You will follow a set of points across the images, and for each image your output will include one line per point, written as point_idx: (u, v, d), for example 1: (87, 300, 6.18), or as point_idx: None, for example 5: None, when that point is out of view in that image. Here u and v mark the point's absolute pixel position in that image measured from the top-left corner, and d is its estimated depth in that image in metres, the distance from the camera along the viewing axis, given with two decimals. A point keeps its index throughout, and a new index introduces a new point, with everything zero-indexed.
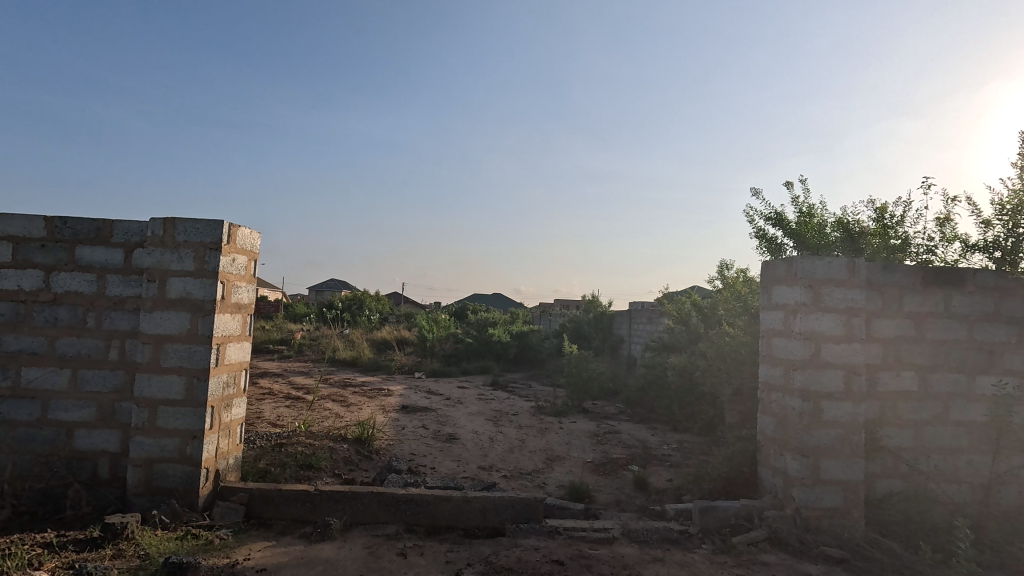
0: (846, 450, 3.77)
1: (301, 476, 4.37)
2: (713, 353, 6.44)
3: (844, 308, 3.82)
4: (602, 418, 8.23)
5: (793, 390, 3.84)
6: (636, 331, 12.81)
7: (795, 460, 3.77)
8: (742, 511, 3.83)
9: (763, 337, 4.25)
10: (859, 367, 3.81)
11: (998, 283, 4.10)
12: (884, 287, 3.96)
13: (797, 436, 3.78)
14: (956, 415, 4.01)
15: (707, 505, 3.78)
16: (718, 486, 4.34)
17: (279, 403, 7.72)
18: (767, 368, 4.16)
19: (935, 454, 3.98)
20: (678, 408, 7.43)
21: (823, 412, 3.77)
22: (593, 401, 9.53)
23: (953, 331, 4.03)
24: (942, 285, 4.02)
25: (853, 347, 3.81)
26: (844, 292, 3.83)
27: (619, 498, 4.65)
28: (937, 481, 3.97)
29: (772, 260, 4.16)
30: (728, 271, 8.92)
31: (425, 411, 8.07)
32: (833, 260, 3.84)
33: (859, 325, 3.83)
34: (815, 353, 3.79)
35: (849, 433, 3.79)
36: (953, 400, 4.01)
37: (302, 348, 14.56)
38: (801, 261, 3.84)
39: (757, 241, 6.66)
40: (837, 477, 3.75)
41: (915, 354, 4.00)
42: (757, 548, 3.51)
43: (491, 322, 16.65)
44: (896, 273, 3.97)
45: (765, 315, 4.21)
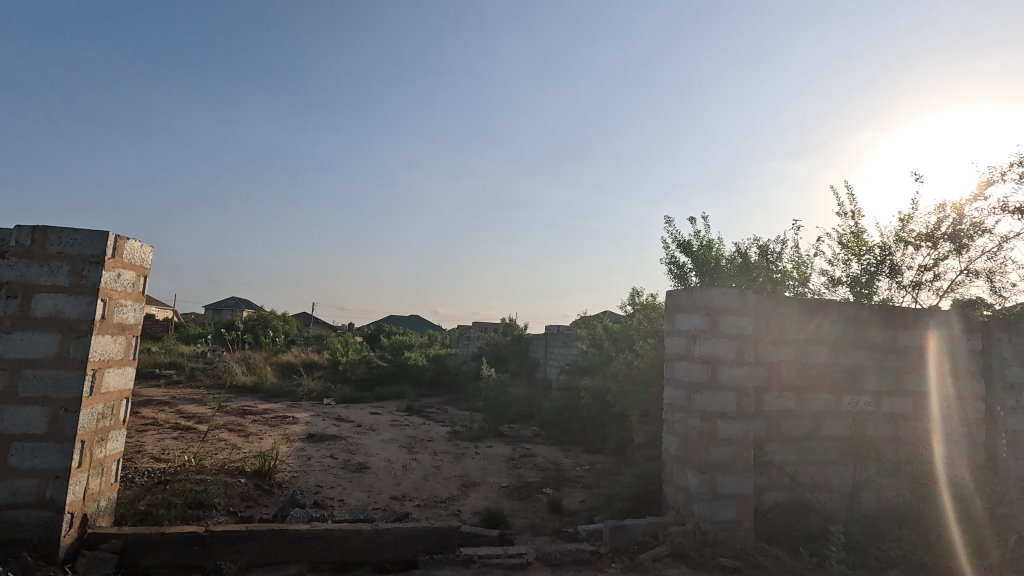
0: (739, 465, 4.11)
1: (190, 516, 3.94)
2: (623, 376, 6.77)
3: (736, 334, 4.22)
4: (517, 441, 8.29)
5: (693, 411, 4.13)
6: (552, 354, 13.15)
7: (695, 477, 4.04)
8: (649, 528, 4.00)
9: (667, 361, 4.55)
10: (749, 389, 4.20)
11: (862, 314, 4.70)
12: (770, 316, 4.42)
13: (698, 454, 4.06)
14: (826, 431, 4.52)
15: (617, 524, 3.93)
16: (628, 506, 4.52)
17: (165, 435, 6.92)
18: (671, 390, 4.45)
19: (811, 466, 4.45)
20: (591, 430, 7.70)
21: (719, 431, 4.09)
22: (509, 425, 9.59)
23: (824, 357, 4.57)
24: (815, 315, 4.56)
25: (744, 370, 4.20)
26: (737, 320, 4.22)
27: (533, 522, 4.68)
28: (812, 491, 4.42)
29: (675, 288, 4.49)
30: (637, 298, 9.53)
31: (334, 440, 7.63)
32: (727, 291, 4.23)
33: (748, 350, 4.24)
34: (712, 376, 4.12)
35: (741, 450, 4.13)
36: (825, 417, 4.52)
37: (195, 373, 13.25)
38: (700, 291, 4.20)
39: (668, 266, 7.13)
40: (731, 491, 4.06)
41: (795, 376, 4.49)
42: (661, 563, 3.69)
43: (407, 345, 16.26)
44: (778, 303, 4.45)
45: (669, 340, 4.52)
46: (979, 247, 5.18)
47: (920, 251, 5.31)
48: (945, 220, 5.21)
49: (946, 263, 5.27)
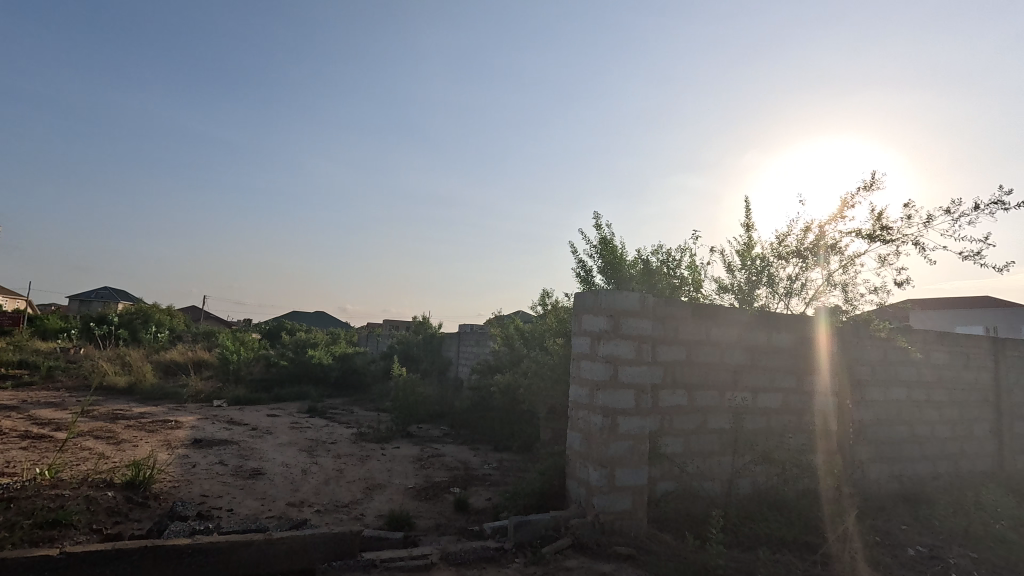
0: (636, 458, 4.38)
1: (41, 537, 3.43)
2: (531, 374, 6.93)
3: (636, 335, 4.50)
4: (426, 441, 8.18)
5: (595, 407, 4.34)
6: (464, 353, 13.14)
7: (596, 471, 4.24)
8: (551, 522, 4.14)
9: (574, 360, 4.73)
10: (646, 386, 4.50)
11: (744, 318, 5.21)
12: (666, 319, 4.76)
13: (599, 449, 4.27)
14: (711, 424, 4.95)
15: (521, 519, 4.02)
16: (532, 501, 4.64)
17: (11, 445, 5.97)
18: (576, 388, 4.63)
19: (697, 457, 4.85)
20: (500, 428, 7.80)
21: (619, 426, 4.33)
22: (418, 425, 9.43)
23: (711, 356, 5.01)
24: (705, 318, 4.98)
25: (642, 368, 4.49)
26: (637, 321, 4.50)
27: (439, 522, 4.65)
28: (698, 480, 4.82)
29: (582, 291, 4.68)
30: (548, 299, 9.82)
31: (224, 445, 7.03)
32: (629, 295, 4.50)
33: (646, 350, 4.54)
34: (614, 375, 4.36)
35: (638, 443, 4.41)
36: (711, 412, 4.96)
37: (53, 373, 11.57)
38: (605, 293, 4.42)
39: (576, 269, 7.41)
40: (627, 483, 4.31)
41: (686, 374, 4.87)
42: (562, 555, 3.83)
43: (312, 343, 15.41)
44: (674, 307, 4.81)
45: (575, 340, 4.70)
46: (837, 264, 5.88)
47: (790, 265, 6.00)
48: (810, 238, 5.91)
49: (811, 276, 5.97)
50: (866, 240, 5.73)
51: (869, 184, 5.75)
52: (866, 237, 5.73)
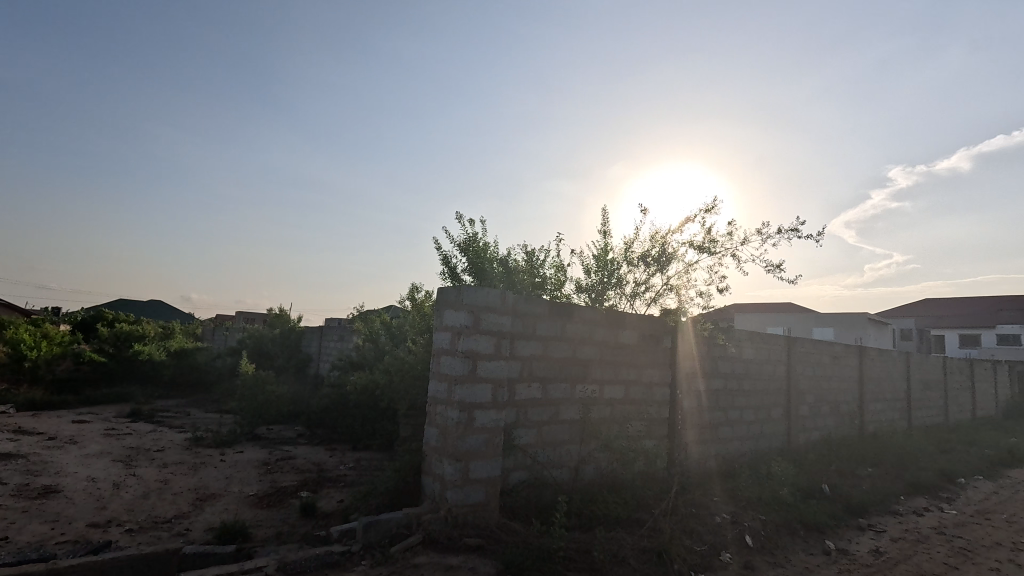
0: (490, 450, 4.48)
1: None
2: (394, 370, 6.75)
3: (495, 331, 4.61)
4: (275, 444, 7.54)
5: (452, 402, 4.35)
6: (326, 349, 12.38)
7: (451, 465, 4.26)
8: (403, 520, 4.06)
9: (434, 355, 4.70)
10: (503, 380, 4.64)
11: (594, 316, 5.62)
12: (524, 315, 4.96)
13: (454, 443, 4.29)
14: (562, 415, 5.26)
15: (370, 520, 3.88)
16: (385, 500, 4.51)
17: None
18: (435, 383, 4.60)
19: (548, 447, 5.12)
20: (359, 426, 7.47)
21: (475, 420, 4.40)
22: (268, 427, 8.66)
23: (565, 352, 5.33)
24: (560, 316, 5.28)
25: (500, 363, 4.62)
26: (497, 317, 4.62)
27: (280, 530, 4.30)
28: (548, 468, 5.09)
29: (445, 286, 4.67)
30: (416, 293, 9.66)
31: (4, 460, 5.74)
32: (490, 291, 4.60)
33: (504, 346, 4.68)
34: (472, 369, 4.41)
35: (493, 436, 4.52)
36: (562, 403, 5.27)
37: None
38: (467, 289, 4.45)
39: (443, 265, 7.38)
40: (481, 475, 4.40)
41: (541, 368, 5.12)
42: (411, 553, 3.78)
43: (141, 336, 13.38)
44: (532, 304, 5.02)
45: (436, 335, 4.67)
46: (675, 271, 6.64)
47: (637, 269, 6.63)
48: (655, 246, 6.58)
49: (653, 280, 6.66)
50: (697, 251, 6.55)
51: (708, 207, 6.65)
52: (698, 248, 6.55)
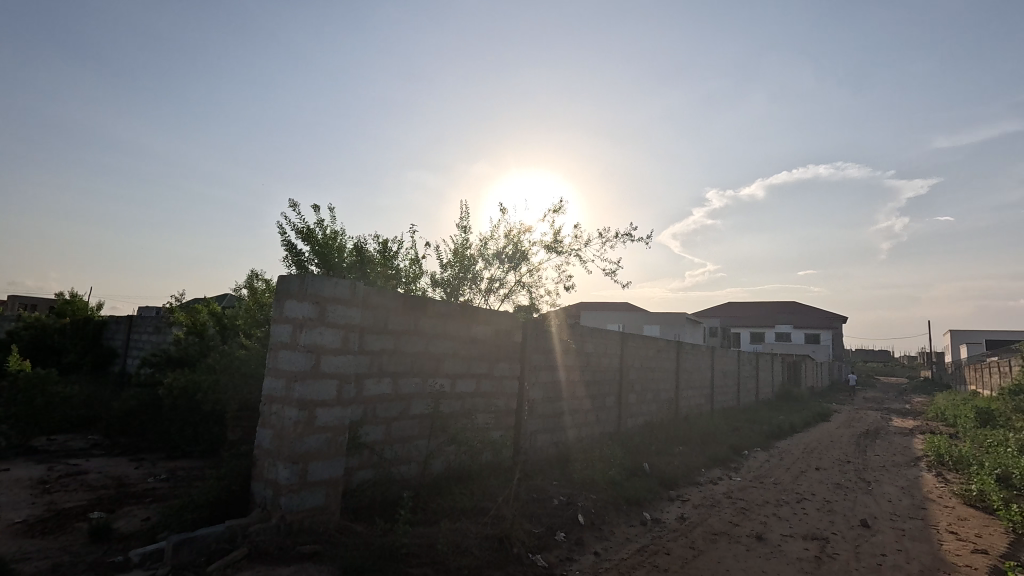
0: (332, 450, 4.22)
1: None
2: (222, 367, 5.99)
3: (343, 324, 4.35)
4: (58, 457, 6.19)
5: (291, 401, 4.00)
6: (136, 342, 10.53)
7: (286, 469, 3.91)
8: (225, 533, 3.62)
9: (270, 350, 4.27)
10: (349, 376, 4.40)
11: (449, 310, 5.63)
12: (376, 308, 4.77)
13: (291, 444, 3.95)
14: (413, 410, 5.17)
15: (183, 538, 3.39)
16: (205, 513, 3.98)
17: None
18: (270, 380, 4.18)
19: (397, 443, 4.99)
20: (176, 431, 6.49)
21: (316, 419, 4.10)
22: (48, 437, 7.07)
23: (418, 346, 5.25)
24: (414, 309, 5.19)
25: (347, 358, 4.37)
26: (345, 309, 4.37)
27: (57, 562, 3.53)
28: (395, 465, 4.97)
29: (286, 274, 4.26)
30: (254, 281, 8.71)
31: None
32: (339, 282, 4.33)
33: (353, 340, 4.44)
34: (315, 365, 4.11)
35: (336, 435, 4.26)
36: (413, 398, 5.18)
37: None
38: (312, 278, 4.12)
39: (285, 252, 6.77)
40: (321, 477, 4.12)
41: (392, 363, 4.97)
42: (234, 569, 3.39)
43: None
44: (384, 297, 4.85)
45: (274, 328, 4.24)
46: (526, 269, 6.96)
47: (492, 265, 6.82)
48: (509, 244, 6.84)
49: (506, 277, 6.91)
50: (547, 252, 6.95)
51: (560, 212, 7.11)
52: (547, 249, 6.95)
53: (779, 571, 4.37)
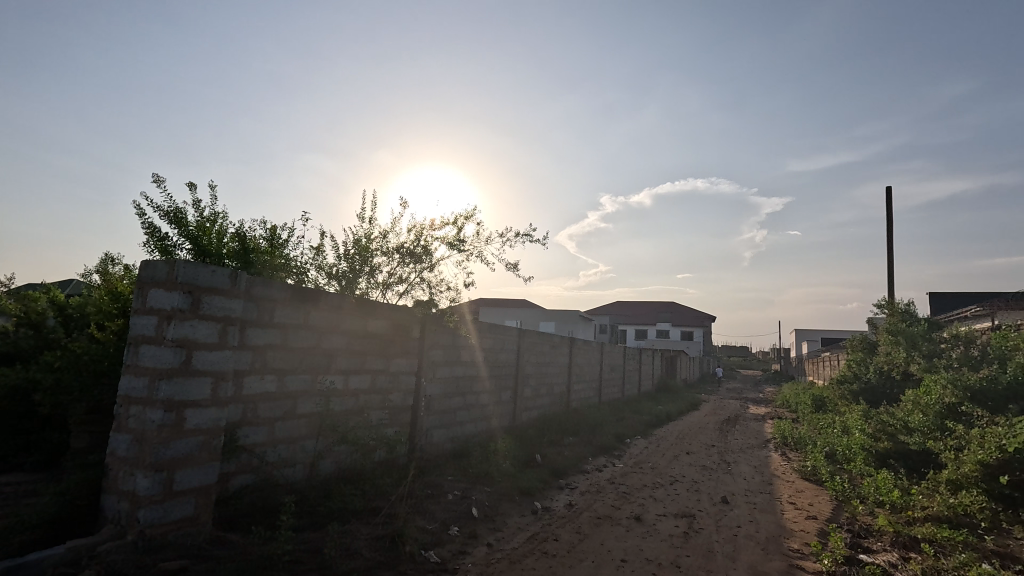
0: (204, 455, 3.82)
1: None
2: (64, 364, 5.14)
3: (220, 316, 3.96)
4: None
5: (154, 401, 3.55)
6: None
7: (146, 478, 3.48)
8: (65, 556, 3.12)
9: (129, 345, 3.75)
10: (227, 373, 4.01)
11: (343, 303, 5.35)
12: (260, 300, 4.41)
13: (153, 451, 3.51)
14: (300, 409, 4.85)
15: (8, 566, 2.86)
16: (38, 535, 3.40)
17: None
18: (129, 378, 3.68)
19: (281, 445, 4.66)
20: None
21: (185, 421, 3.69)
22: None
23: (307, 341, 4.94)
24: (304, 302, 4.87)
25: (224, 354, 3.99)
26: (223, 300, 3.98)
27: None
28: (279, 468, 4.63)
29: (151, 259, 3.76)
30: (108, 266, 7.59)
31: None
32: (216, 270, 3.93)
33: (232, 334, 4.06)
34: (186, 361, 3.69)
35: (209, 438, 3.87)
36: (300, 396, 4.86)
37: None
38: (184, 265, 3.69)
39: (148, 235, 5.98)
40: (190, 485, 3.72)
41: (277, 359, 4.62)
42: None
43: None
44: (270, 288, 4.51)
45: (135, 320, 3.73)
46: (427, 264, 6.86)
47: (391, 259, 6.63)
48: (411, 238, 6.69)
49: (406, 271, 6.75)
50: (449, 247, 6.91)
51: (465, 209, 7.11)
52: (449, 245, 6.91)
53: (654, 547, 4.78)
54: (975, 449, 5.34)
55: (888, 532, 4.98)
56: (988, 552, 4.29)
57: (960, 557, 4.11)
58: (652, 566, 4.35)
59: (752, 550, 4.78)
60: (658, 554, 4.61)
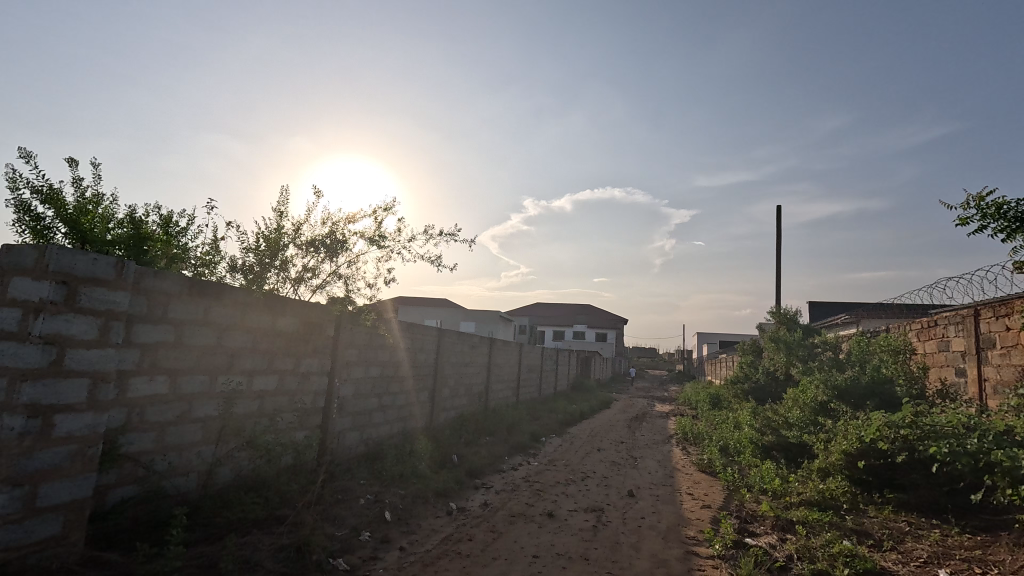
0: (78, 466, 3.40)
1: None
2: None
3: (102, 310, 3.55)
4: None
5: (16, 406, 3.10)
6: None
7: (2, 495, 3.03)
8: None
9: None
10: (109, 373, 3.60)
11: (248, 299, 4.99)
12: (150, 292, 4.01)
13: (12, 462, 3.07)
14: (195, 413, 4.45)
15: None
16: None
17: None
18: None
19: (172, 452, 4.25)
20: None
21: (53, 429, 3.26)
22: None
23: (206, 339, 4.55)
24: (203, 296, 4.48)
25: (105, 352, 3.57)
26: (106, 293, 3.58)
27: None
28: (169, 477, 4.22)
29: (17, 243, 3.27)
30: None
31: None
32: (99, 258, 3.52)
33: (116, 330, 3.65)
34: (57, 360, 3.27)
35: (84, 447, 3.44)
36: (196, 399, 4.46)
37: None
38: (58, 251, 3.26)
39: (16, 216, 5.26)
40: (58, 501, 3.28)
41: (170, 358, 4.21)
42: None
43: None
44: (163, 280, 4.11)
45: None
46: (344, 259, 6.60)
47: (304, 252, 6.30)
48: (327, 232, 6.40)
49: (320, 265, 6.43)
50: (367, 242, 6.70)
51: (386, 204, 6.93)
52: (368, 239, 6.70)
53: (564, 542, 4.95)
54: (840, 440, 6.09)
55: (769, 516, 5.54)
56: (849, 530, 4.90)
57: (826, 536, 4.66)
58: (563, 561, 4.50)
59: (653, 539, 5.10)
60: (568, 548, 4.77)
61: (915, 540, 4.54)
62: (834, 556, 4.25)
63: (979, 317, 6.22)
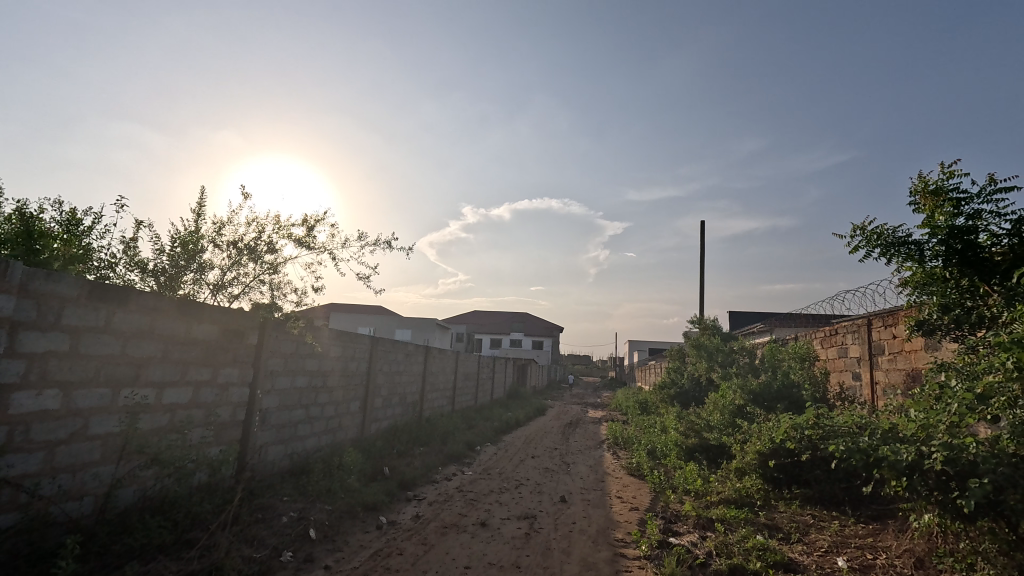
0: None
1: None
2: None
3: None
4: None
5: None
6: None
7: None
8: None
9: None
10: None
11: (157, 304, 4.60)
12: (41, 296, 3.61)
13: None
14: (93, 430, 4.02)
15: None
16: None
17: None
18: None
19: (62, 474, 3.81)
20: None
21: None
22: None
23: (108, 348, 4.15)
24: (104, 302, 4.09)
25: None
26: None
27: None
28: (59, 502, 3.79)
29: None
30: None
31: None
32: None
33: None
34: None
35: None
36: (94, 414, 4.04)
37: None
38: None
39: None
40: None
41: (63, 370, 3.79)
42: None
43: None
44: (58, 283, 3.72)
45: None
46: (269, 263, 6.26)
47: (225, 254, 5.93)
48: (251, 234, 6.07)
49: (243, 270, 6.07)
50: (295, 245, 6.41)
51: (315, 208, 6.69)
52: (297, 243, 6.41)
53: (496, 551, 4.94)
54: (756, 440, 6.53)
55: (692, 515, 5.82)
56: (762, 525, 5.25)
57: (742, 532, 4.96)
58: (494, 569, 4.49)
59: (583, 543, 5.20)
60: (499, 557, 4.77)
61: (818, 532, 4.93)
62: (748, 550, 4.54)
63: (871, 326, 6.90)
